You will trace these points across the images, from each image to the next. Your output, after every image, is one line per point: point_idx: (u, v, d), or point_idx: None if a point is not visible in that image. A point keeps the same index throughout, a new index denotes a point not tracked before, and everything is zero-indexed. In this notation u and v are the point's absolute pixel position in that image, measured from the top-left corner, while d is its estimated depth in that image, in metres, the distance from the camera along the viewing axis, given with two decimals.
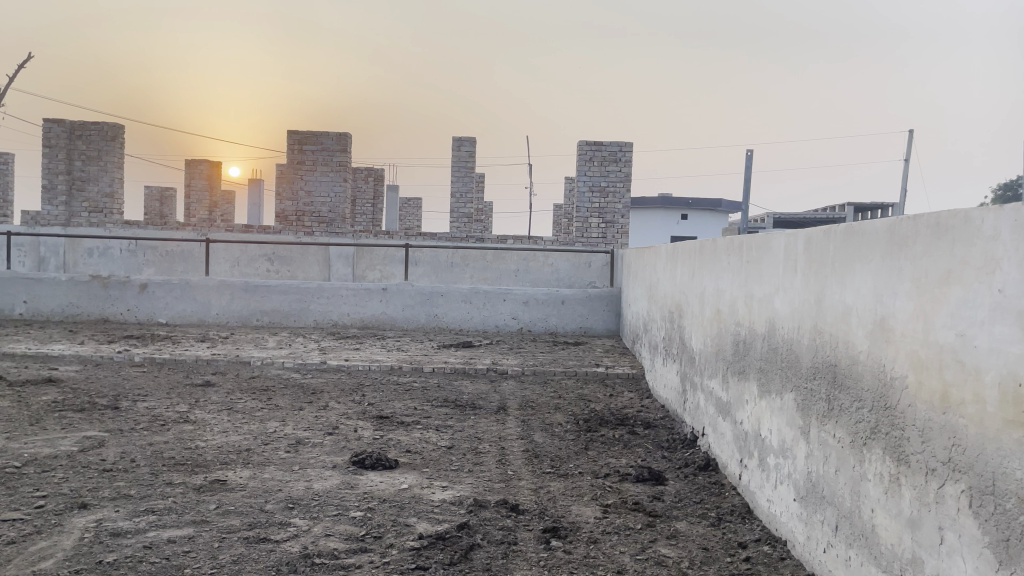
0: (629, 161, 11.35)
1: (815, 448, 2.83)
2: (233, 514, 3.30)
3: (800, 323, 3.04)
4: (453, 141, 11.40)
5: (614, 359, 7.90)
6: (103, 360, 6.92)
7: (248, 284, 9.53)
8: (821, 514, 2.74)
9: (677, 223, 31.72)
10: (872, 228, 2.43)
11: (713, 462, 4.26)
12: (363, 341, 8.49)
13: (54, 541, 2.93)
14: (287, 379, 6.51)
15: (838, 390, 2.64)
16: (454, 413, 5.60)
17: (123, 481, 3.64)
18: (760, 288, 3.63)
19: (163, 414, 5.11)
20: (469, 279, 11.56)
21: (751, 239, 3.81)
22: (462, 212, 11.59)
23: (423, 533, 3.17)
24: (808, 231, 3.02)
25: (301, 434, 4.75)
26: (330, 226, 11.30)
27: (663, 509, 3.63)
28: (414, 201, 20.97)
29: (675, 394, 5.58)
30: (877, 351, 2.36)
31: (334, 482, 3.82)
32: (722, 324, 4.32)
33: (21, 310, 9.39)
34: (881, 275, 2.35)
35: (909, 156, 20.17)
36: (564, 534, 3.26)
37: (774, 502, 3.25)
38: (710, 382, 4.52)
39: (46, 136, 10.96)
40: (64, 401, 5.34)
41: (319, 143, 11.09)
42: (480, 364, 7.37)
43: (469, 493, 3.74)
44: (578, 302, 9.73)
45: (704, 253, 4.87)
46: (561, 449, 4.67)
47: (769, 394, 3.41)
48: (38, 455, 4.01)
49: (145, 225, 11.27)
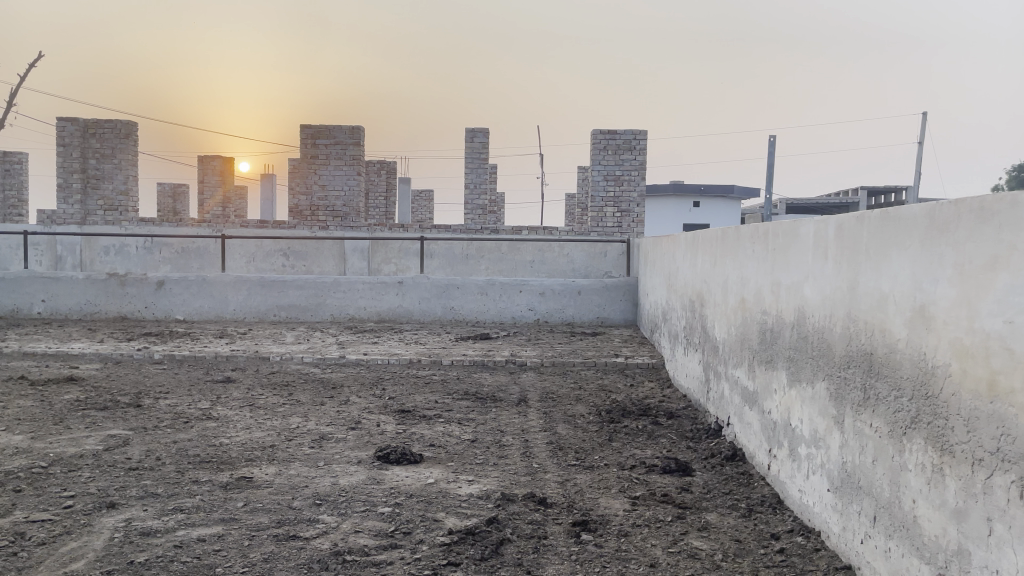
0: (644, 149, 11.27)
1: (850, 438, 2.79)
2: (261, 511, 3.29)
3: (832, 311, 2.99)
4: (467, 133, 11.35)
5: (634, 349, 7.86)
6: (124, 358, 6.93)
7: (264, 280, 9.53)
8: (857, 504, 2.70)
9: (689, 211, 31.55)
10: (909, 213, 2.38)
11: (740, 452, 4.23)
12: (380, 335, 8.48)
13: (84, 541, 2.92)
14: (307, 374, 6.51)
15: (875, 379, 2.60)
16: (476, 405, 5.58)
17: (150, 480, 3.64)
18: (788, 276, 3.57)
19: (186, 411, 5.11)
20: (484, 270, 11.53)
21: (777, 225, 3.76)
22: (476, 203, 11.55)
23: (452, 528, 3.15)
24: (839, 217, 2.97)
25: (324, 429, 4.74)
26: (345, 220, 11.25)
27: (692, 501, 3.60)
28: (426, 193, 20.93)
29: (697, 383, 5.53)
30: (917, 339, 2.31)
31: (360, 478, 3.80)
32: (747, 312, 4.27)
33: (40, 309, 9.43)
34: (920, 261, 2.30)
35: (923, 138, 20.00)
36: (594, 528, 3.23)
37: (806, 492, 3.21)
38: (735, 371, 4.47)
39: (60, 135, 10.98)
40: (87, 400, 5.35)
41: (333, 137, 11.11)
42: (498, 356, 7.35)
43: (496, 487, 3.72)
44: (595, 292, 9.68)
45: (727, 241, 4.82)
46: (585, 441, 4.64)
47: (799, 382, 3.37)
48: (64, 454, 4.02)
49: (160, 222, 11.30)
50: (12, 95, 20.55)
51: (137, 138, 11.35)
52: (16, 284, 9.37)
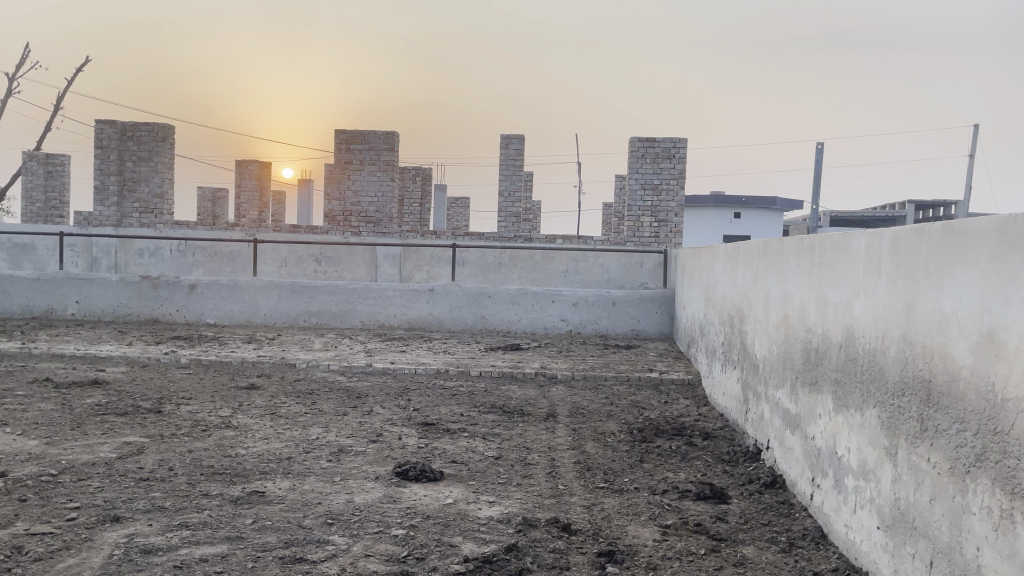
0: (683, 157, 11.00)
1: (904, 472, 2.54)
2: (269, 529, 3.14)
3: (885, 332, 2.76)
4: (502, 139, 11.18)
5: (669, 363, 7.60)
6: (150, 361, 6.88)
7: (295, 285, 9.45)
8: (912, 546, 2.45)
9: (730, 222, 31.04)
10: (977, 226, 2.14)
11: (780, 479, 3.97)
12: (409, 343, 8.32)
13: (82, 558, 2.79)
14: (333, 382, 6.37)
15: (934, 410, 2.35)
16: (502, 420, 5.37)
17: (158, 492, 3.51)
18: (836, 293, 3.32)
19: (206, 419, 5.00)
20: (517, 279, 11.36)
21: (824, 238, 3.53)
22: (510, 211, 11.39)
23: (469, 556, 2.95)
24: (894, 229, 2.73)
25: (343, 441, 4.58)
26: (378, 226, 11.17)
27: (728, 532, 3.35)
28: (462, 201, 20.92)
29: (736, 403, 5.26)
30: (984, 366, 2.07)
31: (376, 495, 3.63)
32: (791, 330, 4.02)
33: (74, 309, 9.47)
34: (988, 280, 2.06)
35: (973, 151, 19.37)
36: (621, 559, 3.01)
37: (853, 528, 2.95)
38: (776, 392, 4.21)
39: (98, 137, 11.10)
40: (108, 404, 5.27)
41: (367, 142, 11.01)
42: (528, 368, 7.13)
43: (518, 511, 3.51)
44: (629, 303, 9.44)
45: (769, 252, 4.57)
46: (614, 462, 4.41)
47: (846, 409, 3.13)
48: (76, 462, 3.91)
49: (195, 225, 11.32)
50: (59, 99, 20.88)
51: (174, 141, 11.40)
52: (50, 285, 9.42)
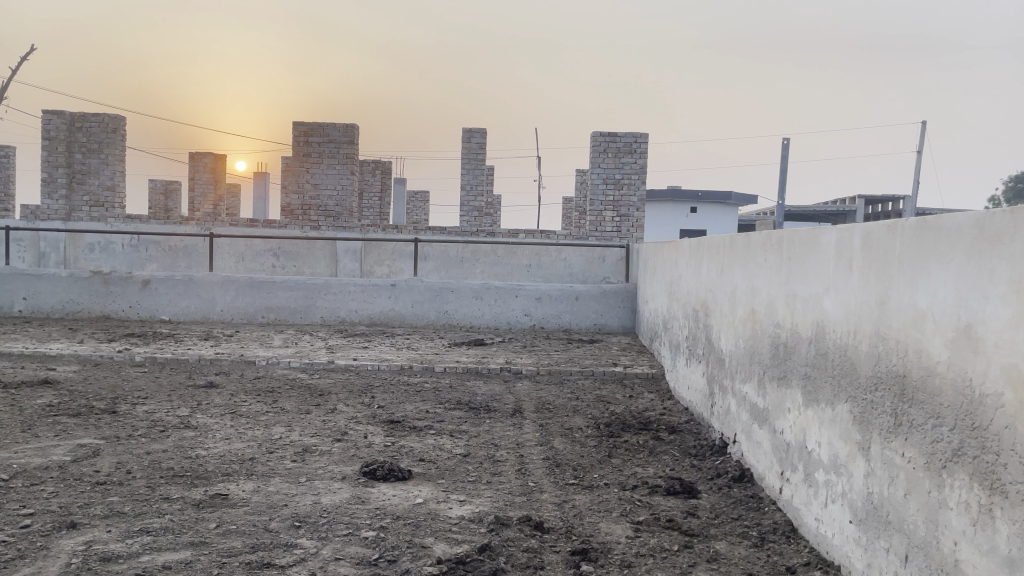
0: (644, 152, 11.04)
1: (877, 467, 2.56)
2: (234, 533, 3.04)
3: (857, 328, 2.77)
4: (464, 132, 11.09)
5: (633, 357, 7.63)
6: (103, 360, 6.67)
7: (253, 280, 9.27)
8: (886, 540, 2.46)
9: (687, 216, 31.39)
10: (954, 222, 2.15)
11: (747, 473, 4.00)
12: (371, 339, 8.23)
13: (38, 567, 2.67)
14: (294, 379, 6.25)
15: (909, 405, 2.36)
16: (468, 417, 5.32)
17: (117, 497, 3.38)
18: (806, 288, 3.34)
19: (163, 419, 4.86)
20: (480, 274, 11.34)
21: (792, 232, 3.54)
22: (473, 205, 11.32)
23: (441, 557, 2.89)
24: (866, 224, 2.74)
25: (307, 441, 4.49)
26: (338, 220, 11.00)
27: (699, 527, 3.36)
28: (422, 194, 20.83)
29: (701, 397, 5.29)
30: (961, 361, 2.08)
31: (343, 496, 3.55)
32: (758, 325, 4.04)
33: (21, 306, 9.15)
34: (966, 275, 2.07)
35: (922, 147, 19.82)
36: (595, 558, 2.98)
37: (824, 522, 2.97)
38: (743, 387, 4.23)
39: (45, 128, 10.74)
40: (60, 405, 5.08)
41: (326, 134, 10.84)
42: (493, 363, 7.08)
43: (489, 509, 3.47)
44: (592, 298, 9.45)
45: (735, 247, 4.59)
46: (582, 458, 4.40)
47: (816, 403, 3.14)
48: (28, 466, 3.76)
49: (148, 219, 11.04)
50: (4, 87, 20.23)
51: (125, 133, 11.09)
52: None
